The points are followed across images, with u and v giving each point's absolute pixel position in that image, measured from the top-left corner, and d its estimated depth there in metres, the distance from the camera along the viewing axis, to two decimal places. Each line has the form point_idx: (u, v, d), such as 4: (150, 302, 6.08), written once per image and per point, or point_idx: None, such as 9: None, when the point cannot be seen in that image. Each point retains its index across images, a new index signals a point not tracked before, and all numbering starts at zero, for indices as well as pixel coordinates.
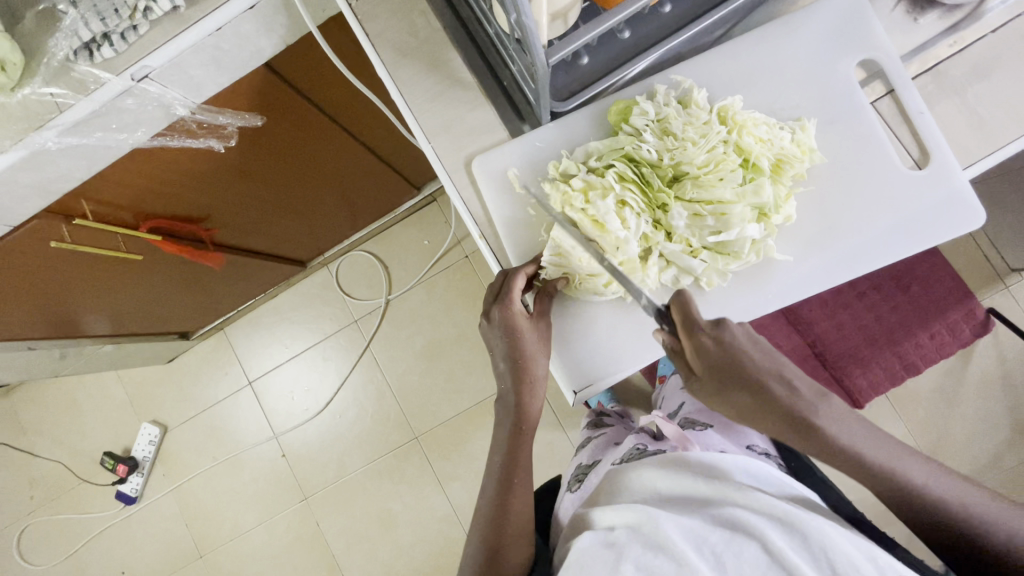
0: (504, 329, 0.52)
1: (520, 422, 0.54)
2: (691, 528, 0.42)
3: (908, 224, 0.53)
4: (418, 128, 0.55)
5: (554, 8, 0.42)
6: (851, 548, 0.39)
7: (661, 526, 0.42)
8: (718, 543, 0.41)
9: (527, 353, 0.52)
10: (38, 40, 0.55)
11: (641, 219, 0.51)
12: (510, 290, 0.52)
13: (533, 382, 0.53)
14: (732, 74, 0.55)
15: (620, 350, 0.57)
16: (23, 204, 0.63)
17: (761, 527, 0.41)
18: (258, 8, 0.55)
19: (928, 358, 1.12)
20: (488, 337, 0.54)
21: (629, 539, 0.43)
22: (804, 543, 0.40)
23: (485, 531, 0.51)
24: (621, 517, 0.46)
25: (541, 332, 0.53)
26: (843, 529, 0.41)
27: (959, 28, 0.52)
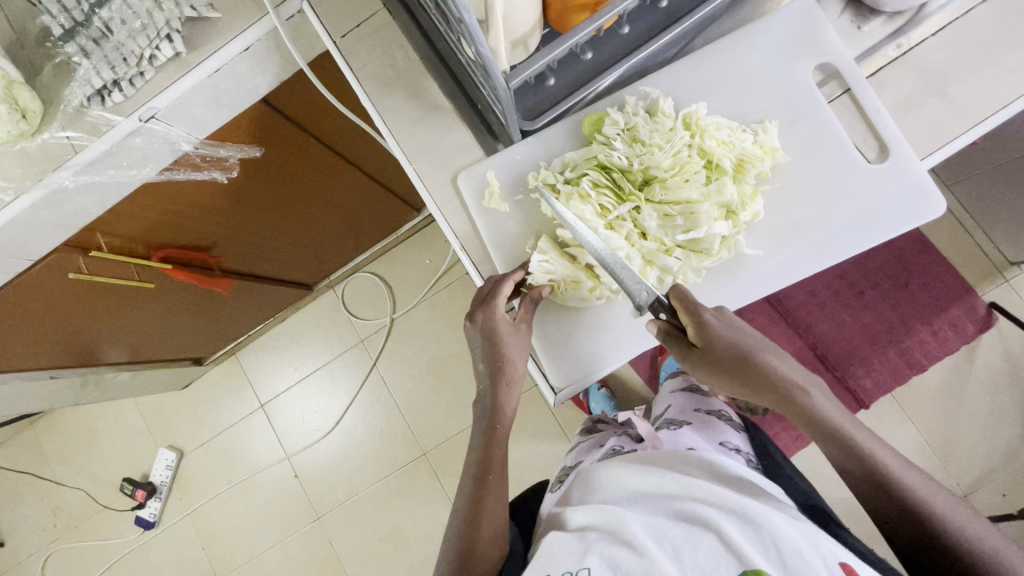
0: (484, 332, 0.55)
1: (495, 421, 0.55)
2: (652, 527, 0.45)
3: (871, 216, 0.55)
4: (401, 152, 0.60)
5: (513, 36, 0.46)
6: (799, 537, 0.42)
7: (626, 523, 0.45)
8: (677, 538, 0.43)
9: (505, 356, 0.54)
10: (54, 89, 0.60)
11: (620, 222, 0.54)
12: (495, 296, 0.54)
13: (508, 383, 0.55)
14: (694, 84, 0.57)
15: (604, 355, 0.59)
16: (43, 239, 0.68)
17: (717, 519, 0.44)
18: (252, 50, 0.60)
19: (932, 355, 1.12)
20: (472, 337, 0.57)
21: (597, 537, 0.45)
22: (757, 533, 0.42)
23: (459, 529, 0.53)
24: (589, 516, 0.48)
25: (521, 336, 0.56)
26: (793, 520, 0.44)
27: (902, 33, 0.54)
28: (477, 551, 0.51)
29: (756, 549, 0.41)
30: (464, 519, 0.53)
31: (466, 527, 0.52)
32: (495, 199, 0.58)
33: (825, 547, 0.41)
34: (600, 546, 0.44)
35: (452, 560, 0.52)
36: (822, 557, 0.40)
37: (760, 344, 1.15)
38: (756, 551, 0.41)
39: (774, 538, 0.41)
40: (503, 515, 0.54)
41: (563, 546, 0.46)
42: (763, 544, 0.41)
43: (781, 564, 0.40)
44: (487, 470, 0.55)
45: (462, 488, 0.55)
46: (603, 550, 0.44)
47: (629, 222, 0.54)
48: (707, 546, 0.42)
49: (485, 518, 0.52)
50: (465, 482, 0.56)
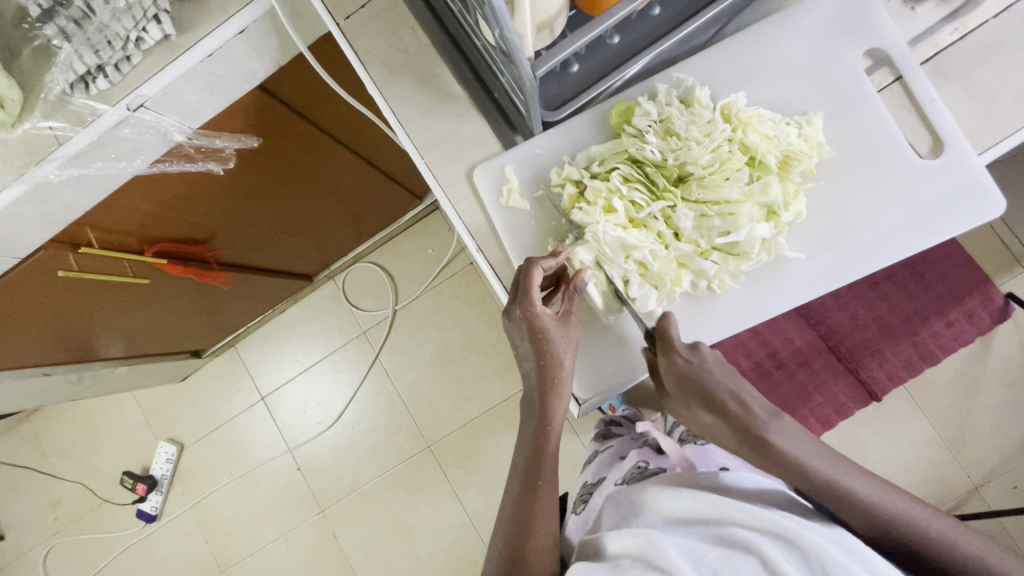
0: (528, 328, 0.49)
1: (546, 422, 0.50)
2: (688, 550, 0.43)
3: (919, 216, 0.51)
4: (411, 145, 0.55)
5: (540, 18, 0.41)
6: (849, 561, 0.39)
7: (660, 548, 0.43)
8: (716, 562, 0.41)
9: (557, 356, 0.49)
10: (34, 75, 0.56)
11: (652, 219, 0.50)
12: (529, 287, 0.49)
13: (560, 383, 0.50)
14: (730, 72, 0.53)
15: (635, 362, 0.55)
16: (29, 236, 0.64)
17: (760, 544, 0.42)
18: (248, 32, 0.55)
19: (947, 347, 1.09)
20: (512, 335, 0.52)
21: (631, 565, 0.44)
22: (803, 557, 0.40)
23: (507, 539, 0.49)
24: (622, 542, 0.47)
25: (570, 331, 0.50)
26: (840, 541, 0.41)
27: (959, 15, 0.50)
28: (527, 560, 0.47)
29: (803, 573, 0.39)
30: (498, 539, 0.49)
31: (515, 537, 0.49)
32: (514, 197, 0.54)
33: (879, 573, 0.39)
34: (634, 573, 0.42)
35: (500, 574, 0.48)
36: None
37: (773, 337, 1.13)
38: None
39: (822, 564, 0.39)
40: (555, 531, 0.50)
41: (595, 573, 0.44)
42: (811, 570, 0.39)
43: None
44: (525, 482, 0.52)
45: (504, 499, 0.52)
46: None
47: (661, 226, 0.51)
48: (749, 571, 0.40)
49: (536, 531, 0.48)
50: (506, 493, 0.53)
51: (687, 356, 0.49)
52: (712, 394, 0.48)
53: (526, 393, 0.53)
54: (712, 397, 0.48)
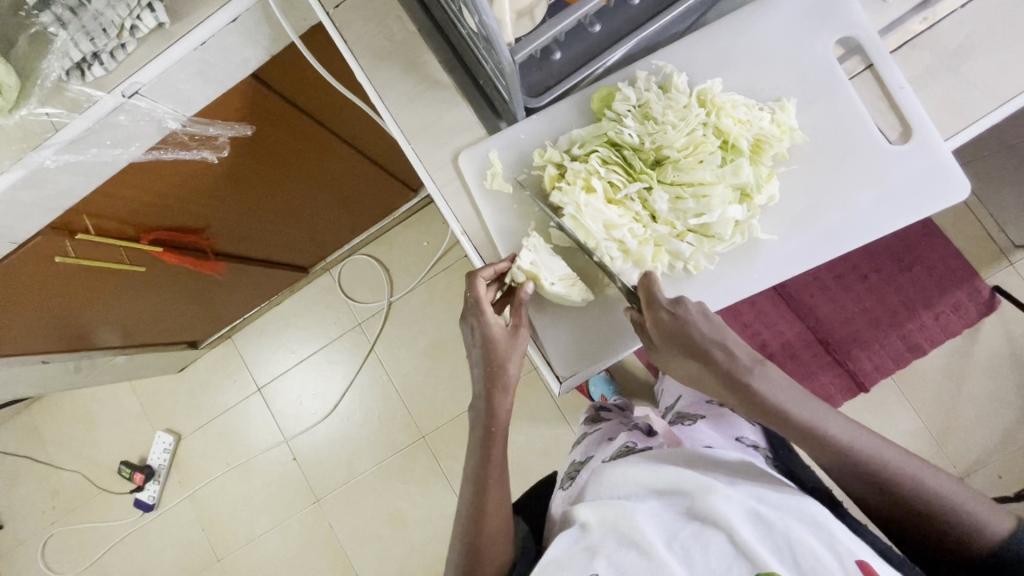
0: (477, 337, 0.51)
1: (490, 424, 0.52)
2: (662, 526, 0.44)
3: (889, 199, 0.53)
4: (398, 131, 0.56)
5: (519, 5, 0.42)
6: (815, 538, 0.40)
7: (634, 523, 0.45)
8: (687, 537, 0.43)
9: (502, 362, 0.51)
10: (30, 62, 0.57)
11: (630, 200, 0.52)
12: (475, 297, 0.51)
13: (505, 387, 0.52)
14: (709, 59, 0.54)
15: (604, 347, 0.57)
16: (26, 221, 0.66)
17: (730, 519, 0.43)
18: (240, 20, 0.56)
19: (934, 338, 1.12)
20: (468, 342, 0.54)
21: (605, 538, 0.45)
22: (770, 532, 0.41)
23: (464, 529, 0.51)
24: (598, 515, 0.48)
25: (518, 340, 0.52)
26: (807, 518, 0.42)
27: (929, 4, 0.51)
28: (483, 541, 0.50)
29: (769, 548, 0.40)
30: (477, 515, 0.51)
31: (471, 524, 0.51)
32: (498, 180, 0.55)
33: (843, 547, 0.40)
34: (608, 548, 0.44)
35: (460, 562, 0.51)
36: (839, 557, 0.39)
37: (762, 328, 1.15)
38: (767, 548, 0.40)
39: (789, 539, 0.40)
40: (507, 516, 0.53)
41: (572, 555, 0.45)
42: (776, 544, 0.40)
43: (794, 563, 0.39)
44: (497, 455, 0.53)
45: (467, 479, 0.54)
46: (612, 553, 0.43)
47: (637, 207, 0.52)
48: (718, 546, 0.41)
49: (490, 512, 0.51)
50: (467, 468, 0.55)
51: (671, 311, 0.49)
52: (698, 345, 0.49)
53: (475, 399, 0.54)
54: (699, 348, 0.49)
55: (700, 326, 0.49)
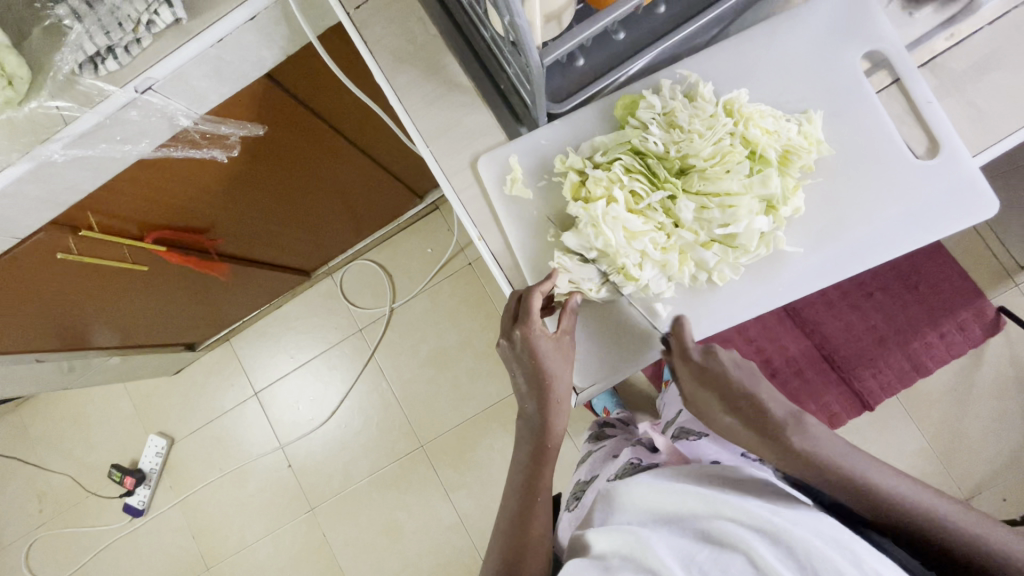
0: (525, 352, 0.50)
1: (546, 442, 0.54)
2: (677, 550, 0.43)
3: (914, 213, 0.52)
4: (417, 133, 0.55)
5: (549, 9, 0.42)
6: (840, 557, 0.39)
7: (648, 547, 0.43)
8: (704, 560, 0.41)
9: (552, 375, 0.51)
10: (44, 54, 0.56)
11: (654, 207, 0.51)
12: (528, 311, 0.49)
13: (557, 402, 0.52)
14: (733, 70, 0.54)
15: (631, 351, 0.56)
16: (29, 216, 0.64)
17: (747, 539, 0.41)
18: (259, 19, 0.56)
19: (939, 358, 1.11)
20: (508, 357, 0.53)
21: (620, 564, 0.44)
22: (791, 552, 0.40)
23: (505, 544, 0.53)
24: (611, 540, 0.47)
25: (565, 346, 0.52)
26: (829, 536, 0.41)
27: (955, 22, 0.52)
28: (523, 561, 0.52)
29: (789, 567, 0.39)
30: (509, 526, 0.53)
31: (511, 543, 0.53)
32: (518, 185, 0.54)
33: (867, 565, 0.38)
34: (624, 574, 0.42)
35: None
36: (865, 574, 0.37)
37: (767, 343, 1.14)
38: (788, 568, 0.39)
39: (809, 558, 0.39)
40: (539, 527, 0.54)
41: None
42: (796, 563, 0.39)
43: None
44: (528, 475, 0.55)
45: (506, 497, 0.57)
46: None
47: (663, 216, 0.51)
48: (737, 568, 0.40)
49: (531, 531, 0.53)
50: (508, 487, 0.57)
51: (700, 359, 0.55)
52: (731, 389, 0.55)
53: (524, 412, 0.54)
54: (732, 390, 0.55)
55: (735, 378, 0.55)
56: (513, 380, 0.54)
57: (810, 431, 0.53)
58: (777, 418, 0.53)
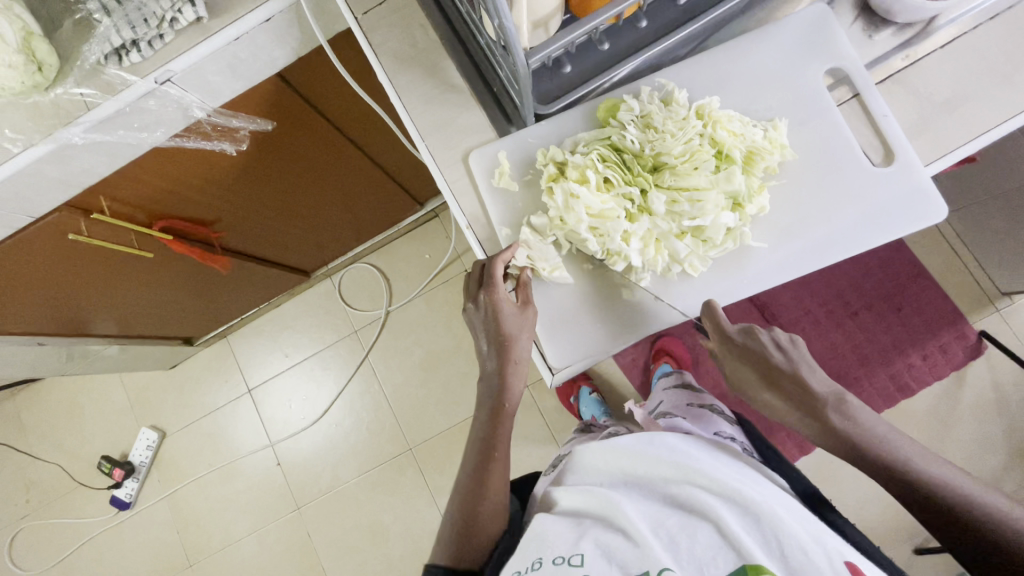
0: (487, 313, 0.55)
1: (502, 400, 0.56)
2: (648, 514, 0.45)
3: (871, 216, 0.56)
4: (414, 129, 0.59)
5: (537, 16, 0.46)
6: (803, 533, 0.42)
7: (622, 510, 0.46)
8: (673, 526, 0.44)
9: (512, 335, 0.54)
10: (73, 45, 0.61)
11: (624, 195, 0.54)
12: (492, 276, 0.54)
13: (516, 363, 0.55)
14: (709, 82, 0.58)
15: (598, 330, 0.59)
16: (46, 197, 0.68)
17: (717, 508, 0.44)
18: (273, 21, 0.60)
19: (921, 379, 1.16)
20: (473, 321, 0.57)
21: (592, 523, 0.47)
22: (757, 525, 0.42)
23: (461, 506, 0.55)
24: (585, 500, 0.49)
25: (528, 319, 0.56)
26: (795, 514, 0.44)
27: (911, 44, 0.56)
28: (479, 524, 0.53)
29: (754, 538, 0.42)
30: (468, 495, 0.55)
31: (465, 503, 0.55)
32: (505, 178, 0.58)
33: (829, 545, 0.41)
34: (595, 531, 0.45)
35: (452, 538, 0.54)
36: (827, 555, 0.40)
37: None
38: (753, 539, 0.42)
39: (776, 532, 0.42)
40: (502, 492, 0.56)
41: (559, 531, 0.47)
42: (761, 535, 0.42)
43: (781, 556, 0.40)
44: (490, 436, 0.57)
45: (466, 462, 0.58)
46: (598, 535, 0.44)
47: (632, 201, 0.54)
48: (705, 536, 0.43)
49: (487, 497, 0.55)
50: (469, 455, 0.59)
51: (741, 337, 0.62)
52: (773, 365, 0.60)
53: (485, 375, 0.57)
54: (772, 367, 0.60)
55: (768, 351, 0.61)
56: (477, 344, 0.58)
57: (852, 409, 0.56)
58: (819, 394, 0.57)
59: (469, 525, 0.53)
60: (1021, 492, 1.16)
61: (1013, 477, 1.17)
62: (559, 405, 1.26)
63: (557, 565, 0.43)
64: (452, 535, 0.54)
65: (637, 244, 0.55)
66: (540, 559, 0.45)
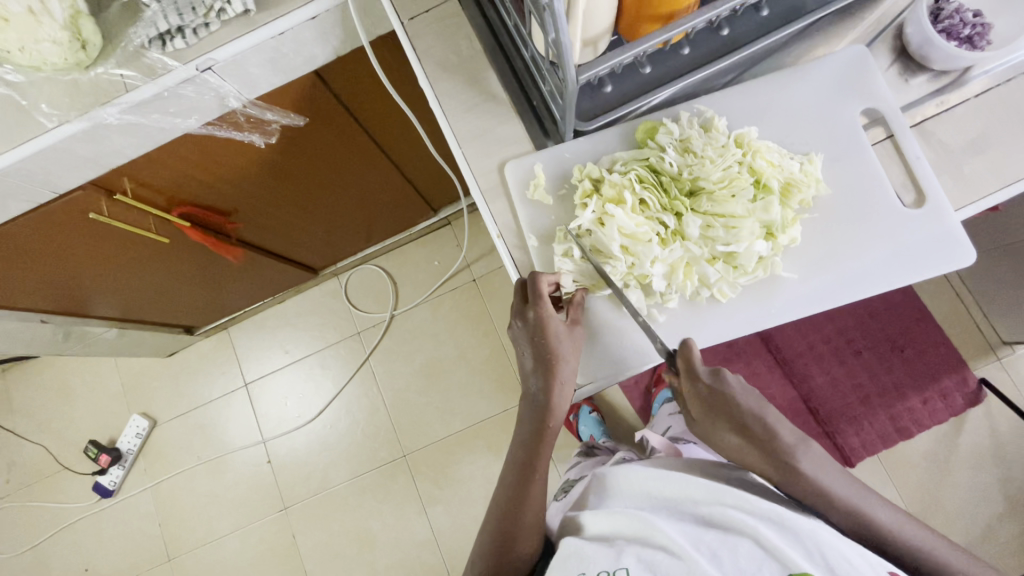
0: (534, 329, 0.54)
1: (547, 420, 0.56)
2: (684, 530, 0.48)
3: (900, 254, 0.57)
4: (451, 135, 0.61)
5: (588, 35, 0.47)
6: (841, 545, 0.45)
7: (660, 527, 0.48)
8: (713, 540, 0.47)
9: (559, 355, 0.54)
10: (120, 27, 0.61)
11: (659, 217, 0.54)
12: (538, 294, 0.54)
13: (560, 382, 0.55)
14: (745, 112, 0.59)
15: (635, 352, 0.58)
16: (73, 175, 0.68)
17: (754, 525, 0.47)
18: (319, 19, 0.60)
19: (921, 423, 1.16)
20: (519, 337, 0.57)
21: (627, 542, 0.49)
22: (798, 538, 0.46)
23: (498, 522, 0.58)
24: (611, 522, 0.52)
25: (575, 339, 0.55)
26: (828, 527, 0.47)
27: (944, 92, 0.59)
28: (518, 535, 0.57)
29: (797, 550, 0.45)
30: (504, 510, 0.58)
31: (503, 523, 0.58)
32: (540, 191, 0.58)
33: (869, 555, 0.45)
34: (633, 548, 0.48)
35: (488, 556, 0.57)
36: (869, 564, 0.44)
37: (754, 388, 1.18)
38: (794, 551, 0.45)
39: (819, 544, 0.45)
40: (539, 515, 0.59)
41: (596, 551, 0.49)
42: (803, 546, 0.45)
43: (825, 565, 0.44)
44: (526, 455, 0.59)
45: (503, 481, 0.60)
46: (639, 552, 0.47)
47: (668, 223, 0.55)
48: (746, 549, 0.46)
49: (528, 511, 0.58)
50: (506, 474, 0.61)
51: (709, 382, 0.55)
52: (743, 414, 0.54)
53: (529, 391, 0.57)
54: (744, 417, 0.54)
55: (742, 401, 0.55)
56: (521, 360, 0.58)
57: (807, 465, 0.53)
58: (785, 441, 0.53)
59: (507, 545, 0.57)
60: (1016, 544, 1.15)
61: (1008, 528, 1.16)
62: None
63: None
64: (489, 551, 0.57)
65: (670, 266, 0.55)
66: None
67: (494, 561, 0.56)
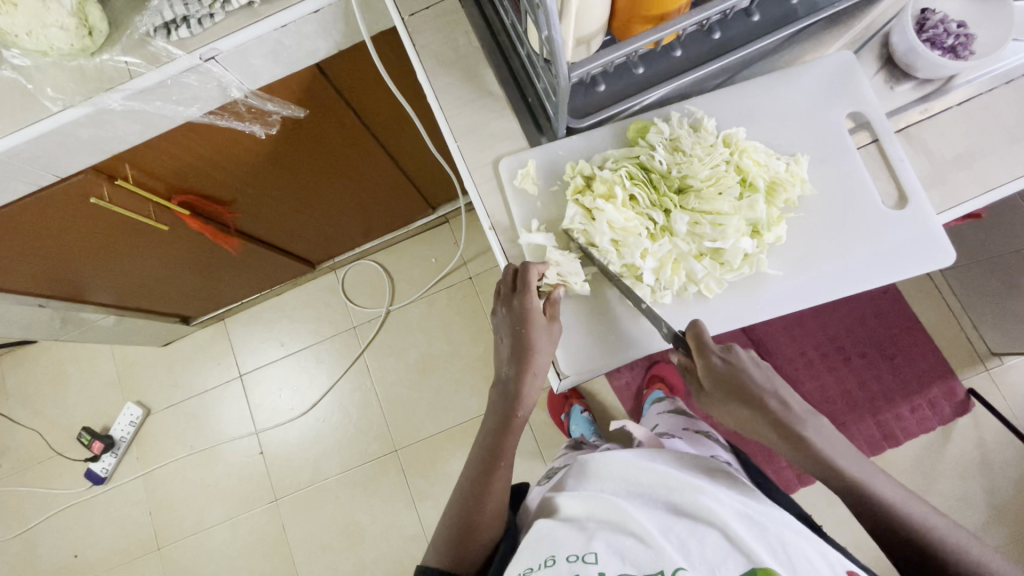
0: (518, 321, 0.56)
1: (514, 410, 0.59)
2: (656, 521, 0.49)
3: (883, 256, 0.58)
4: (447, 128, 0.62)
5: (581, 34, 0.48)
6: (807, 547, 0.47)
7: (632, 516, 0.49)
8: (682, 531, 0.48)
9: (535, 348, 0.56)
10: (126, 15, 0.63)
11: (648, 213, 0.56)
12: (527, 287, 0.55)
13: (534, 374, 0.57)
14: (735, 114, 0.61)
15: (615, 347, 0.59)
16: (74, 160, 0.69)
17: (725, 519, 0.48)
18: (321, 13, 0.61)
19: (908, 431, 1.17)
20: (501, 324, 0.58)
21: (598, 527, 0.50)
22: (765, 534, 0.47)
23: (464, 505, 0.59)
24: (586, 506, 0.53)
25: (552, 334, 0.57)
26: (794, 527, 0.49)
27: (929, 99, 0.60)
28: (478, 521, 0.58)
29: (764, 546, 0.46)
30: (474, 493, 0.59)
31: (469, 507, 0.59)
32: (528, 181, 0.60)
33: (831, 556, 0.46)
34: (604, 535, 0.48)
35: (452, 538, 0.58)
36: (831, 564, 0.45)
37: None
38: (761, 547, 0.46)
39: (784, 543, 0.46)
40: (503, 501, 0.60)
41: (567, 534, 0.50)
42: (770, 543, 0.46)
43: (790, 562, 0.45)
44: (505, 442, 0.61)
45: (472, 461, 0.62)
46: (608, 538, 0.48)
47: (657, 219, 0.56)
48: (714, 540, 0.47)
49: (491, 499, 0.59)
50: (473, 455, 0.63)
51: (722, 356, 0.56)
52: (749, 390, 0.55)
53: (503, 379, 0.60)
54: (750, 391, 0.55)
55: (754, 377, 0.56)
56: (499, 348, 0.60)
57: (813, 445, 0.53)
58: (795, 413, 0.55)
59: (470, 530, 0.57)
60: (999, 553, 1.16)
61: (992, 537, 1.17)
62: (549, 420, 1.26)
63: (571, 562, 0.46)
64: (451, 533, 0.58)
65: (658, 261, 0.57)
66: (552, 556, 0.48)
67: (455, 544, 0.57)
